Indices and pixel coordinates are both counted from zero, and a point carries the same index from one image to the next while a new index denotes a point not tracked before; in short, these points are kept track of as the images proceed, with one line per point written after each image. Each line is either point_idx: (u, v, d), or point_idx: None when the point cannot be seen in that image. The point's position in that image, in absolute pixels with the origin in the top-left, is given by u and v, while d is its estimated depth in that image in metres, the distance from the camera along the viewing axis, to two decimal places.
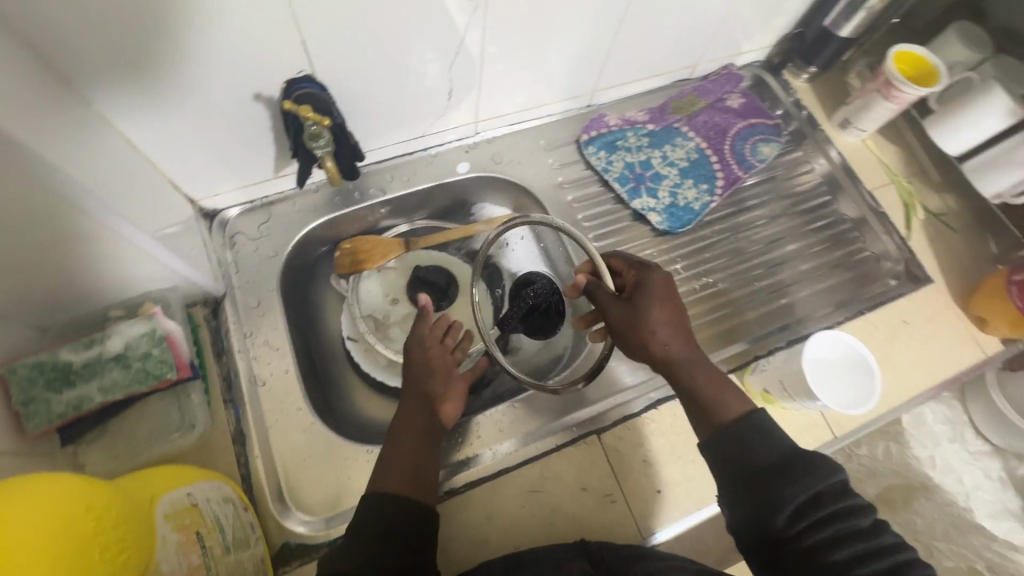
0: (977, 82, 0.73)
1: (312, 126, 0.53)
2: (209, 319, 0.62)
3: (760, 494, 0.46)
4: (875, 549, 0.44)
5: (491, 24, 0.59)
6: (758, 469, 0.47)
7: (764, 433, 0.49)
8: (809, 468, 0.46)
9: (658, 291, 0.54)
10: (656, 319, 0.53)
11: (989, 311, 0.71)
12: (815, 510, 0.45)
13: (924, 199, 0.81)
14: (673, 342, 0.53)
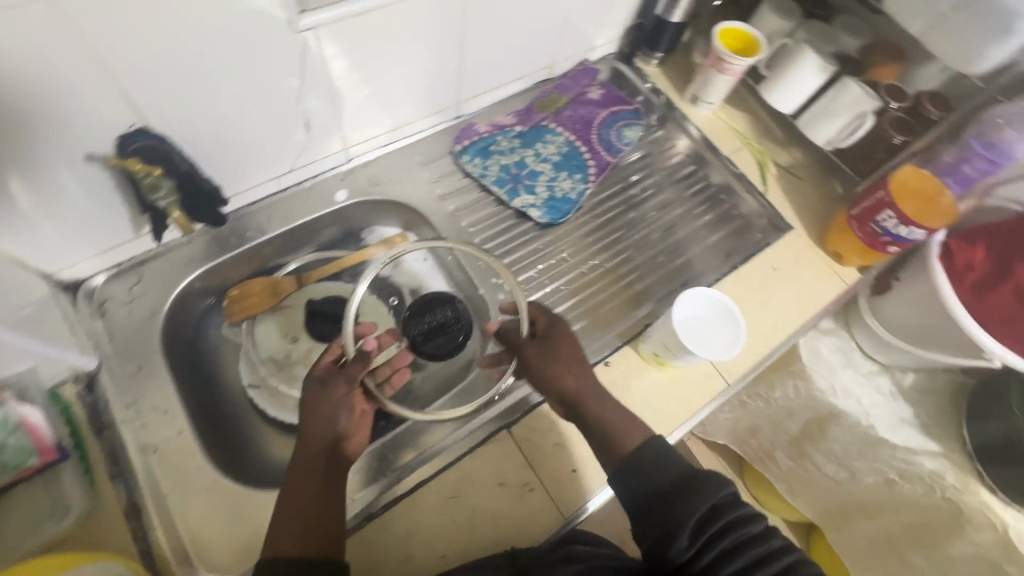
0: (791, 47, 0.82)
1: (145, 178, 0.54)
2: (84, 395, 0.59)
3: (661, 519, 0.51)
4: (765, 554, 0.49)
5: (329, 54, 0.60)
6: (660, 493, 0.52)
7: (663, 454, 0.54)
8: (700, 486, 0.51)
9: (559, 330, 0.61)
10: (562, 356, 0.59)
11: (841, 245, 0.79)
12: (712, 525, 0.49)
13: (774, 156, 0.89)
14: (580, 377, 0.59)
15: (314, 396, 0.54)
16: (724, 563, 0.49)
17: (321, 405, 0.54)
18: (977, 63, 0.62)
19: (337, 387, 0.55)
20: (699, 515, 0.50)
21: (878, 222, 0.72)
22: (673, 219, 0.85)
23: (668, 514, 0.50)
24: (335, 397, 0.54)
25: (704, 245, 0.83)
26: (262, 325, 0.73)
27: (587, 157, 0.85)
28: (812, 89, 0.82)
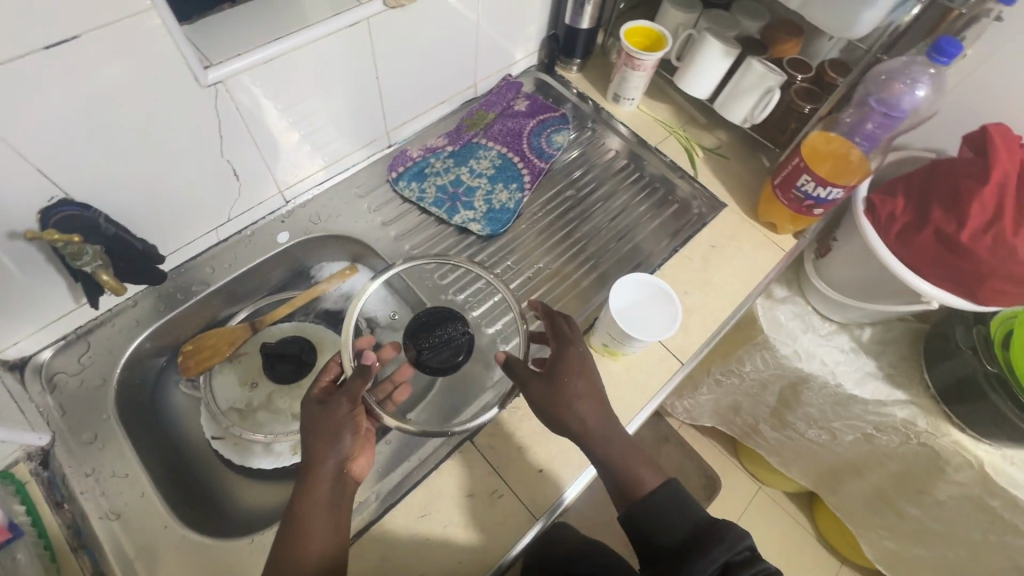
0: (696, 36, 0.86)
1: (67, 247, 0.54)
2: (38, 471, 0.58)
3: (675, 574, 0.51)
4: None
5: (245, 104, 0.62)
6: (675, 547, 0.52)
7: (676, 501, 0.55)
8: (711, 537, 0.51)
9: (575, 365, 0.59)
10: (575, 393, 0.58)
11: (773, 215, 0.82)
12: None
13: (700, 140, 0.93)
14: (592, 412, 0.58)
15: (318, 419, 0.55)
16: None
17: (325, 426, 0.54)
18: (854, 28, 0.66)
19: (339, 407, 0.55)
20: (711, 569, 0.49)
21: (799, 187, 0.75)
22: (613, 213, 0.88)
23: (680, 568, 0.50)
24: (338, 417, 0.54)
25: (645, 234, 0.85)
26: (220, 376, 0.74)
27: (521, 166, 0.88)
28: (721, 72, 0.86)
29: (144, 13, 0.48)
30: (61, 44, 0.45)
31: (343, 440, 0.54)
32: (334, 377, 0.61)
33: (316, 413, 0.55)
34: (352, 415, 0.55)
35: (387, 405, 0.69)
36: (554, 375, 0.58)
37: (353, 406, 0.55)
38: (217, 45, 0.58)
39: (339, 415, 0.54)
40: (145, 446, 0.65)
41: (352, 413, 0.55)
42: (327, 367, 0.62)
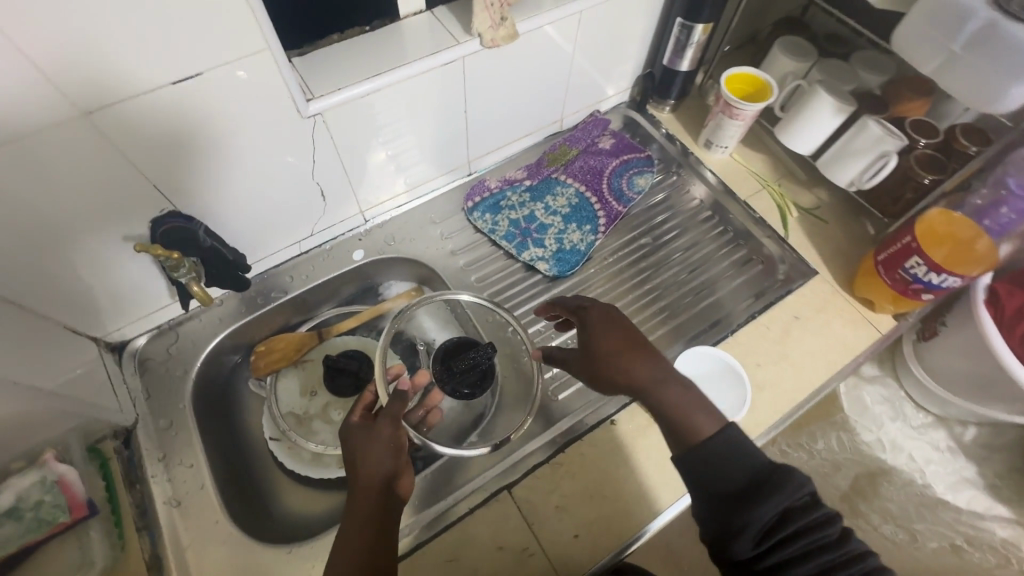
0: (806, 88, 0.80)
1: (168, 260, 0.58)
2: (120, 450, 0.64)
3: (729, 520, 0.46)
4: (835, 560, 0.45)
5: (338, 134, 0.65)
6: (729, 495, 0.46)
7: (736, 445, 0.48)
8: (775, 493, 0.45)
9: (600, 319, 0.57)
10: (607, 345, 0.55)
11: (871, 292, 0.74)
12: (784, 527, 0.45)
13: (796, 197, 0.86)
14: (630, 361, 0.53)
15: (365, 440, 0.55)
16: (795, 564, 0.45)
17: (368, 446, 0.54)
18: (1001, 102, 0.57)
19: (383, 425, 0.56)
20: (769, 521, 0.45)
21: (907, 268, 0.67)
22: (689, 266, 0.83)
23: (737, 519, 0.45)
24: (384, 435, 0.55)
25: (721, 294, 0.80)
26: (284, 380, 0.78)
27: (597, 208, 0.86)
28: (829, 129, 0.79)
29: (261, 53, 0.52)
30: (188, 79, 0.50)
31: (390, 459, 0.54)
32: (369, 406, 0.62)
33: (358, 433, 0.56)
34: (395, 432, 0.56)
35: (422, 427, 0.69)
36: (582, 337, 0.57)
37: (396, 426, 0.56)
38: (321, 79, 0.62)
39: (383, 433, 0.55)
40: (212, 438, 0.70)
41: (396, 432, 0.56)
42: (361, 398, 0.62)
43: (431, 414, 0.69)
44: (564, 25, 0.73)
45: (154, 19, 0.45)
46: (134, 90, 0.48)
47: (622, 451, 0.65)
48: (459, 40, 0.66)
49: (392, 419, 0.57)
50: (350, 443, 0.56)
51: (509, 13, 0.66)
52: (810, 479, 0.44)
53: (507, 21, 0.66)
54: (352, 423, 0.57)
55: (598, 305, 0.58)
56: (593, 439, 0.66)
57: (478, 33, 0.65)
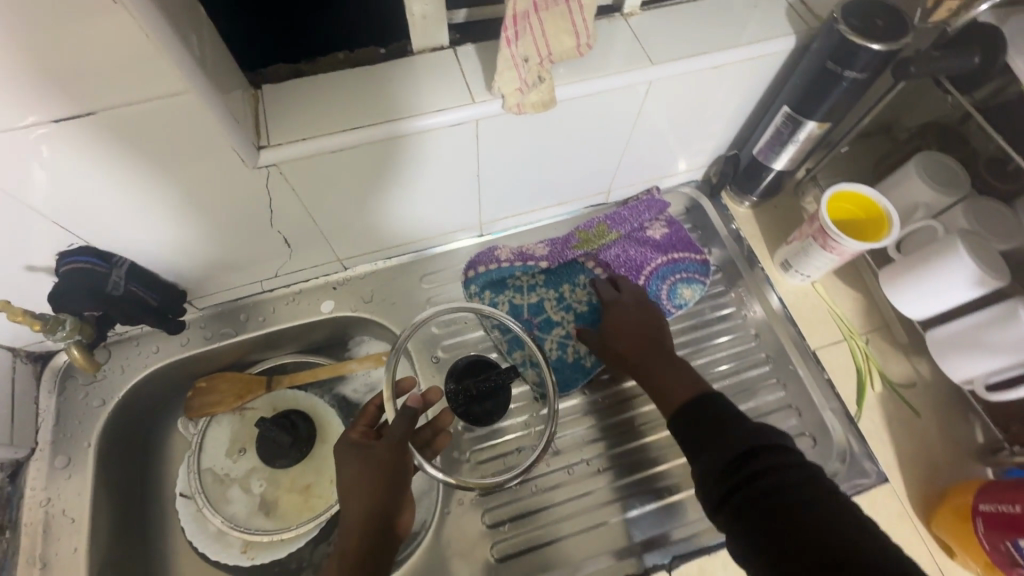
0: (941, 235, 0.58)
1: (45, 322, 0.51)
2: (3, 484, 0.57)
3: (705, 452, 0.47)
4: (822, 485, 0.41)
5: (303, 186, 0.53)
6: (700, 432, 0.49)
7: (717, 404, 0.50)
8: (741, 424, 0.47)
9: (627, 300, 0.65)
10: (620, 325, 0.62)
11: (956, 540, 0.54)
12: (752, 462, 0.43)
13: (885, 364, 0.65)
14: (640, 341, 0.61)
15: (353, 468, 0.49)
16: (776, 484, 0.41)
17: (362, 468, 0.48)
18: None
19: (383, 449, 0.49)
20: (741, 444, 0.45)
21: None
22: None
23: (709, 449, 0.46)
24: (384, 460, 0.49)
25: None
26: (217, 427, 0.69)
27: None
28: (957, 301, 0.58)
29: (179, 95, 0.39)
30: (80, 117, 0.39)
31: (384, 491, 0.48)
32: (371, 423, 0.56)
33: (352, 455, 0.50)
34: (398, 452, 0.50)
35: (428, 452, 0.57)
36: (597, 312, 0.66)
37: (398, 450, 0.50)
38: (287, 121, 0.50)
39: (381, 459, 0.49)
40: (114, 484, 0.62)
41: (399, 457, 0.50)
42: (363, 412, 0.56)
43: (441, 436, 0.58)
44: (625, 94, 0.56)
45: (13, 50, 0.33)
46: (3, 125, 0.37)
47: None
48: (476, 97, 0.51)
49: (393, 441, 0.50)
50: (343, 460, 0.50)
51: (550, 72, 0.50)
52: (779, 425, 0.45)
53: (544, 83, 0.50)
54: (345, 439, 0.52)
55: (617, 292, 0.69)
56: None
57: (500, 93, 0.50)
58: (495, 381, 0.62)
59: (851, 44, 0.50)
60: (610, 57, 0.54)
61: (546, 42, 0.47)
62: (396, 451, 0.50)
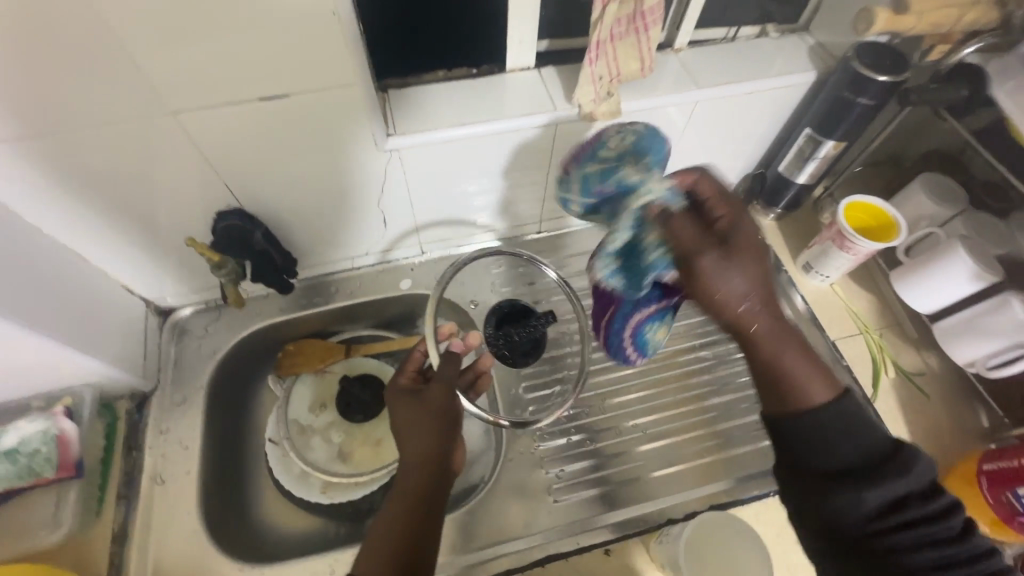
0: (942, 240, 0.68)
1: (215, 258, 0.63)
2: (131, 412, 0.66)
3: (851, 498, 0.41)
4: (977, 554, 0.40)
5: (411, 171, 0.65)
6: (847, 466, 0.42)
7: (858, 415, 0.43)
8: (898, 467, 0.41)
9: (736, 235, 0.43)
10: (736, 281, 0.41)
11: (965, 502, 0.61)
12: (898, 513, 0.41)
13: (897, 355, 0.74)
14: (752, 294, 0.41)
15: (409, 411, 0.55)
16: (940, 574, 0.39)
17: (418, 414, 0.54)
18: None
19: (435, 396, 0.55)
20: (892, 497, 0.41)
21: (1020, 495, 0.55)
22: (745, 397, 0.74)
23: (854, 496, 0.41)
24: (435, 403, 0.55)
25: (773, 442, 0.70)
26: (300, 386, 0.77)
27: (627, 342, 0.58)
28: (958, 294, 0.67)
29: (349, 87, 0.52)
30: (274, 98, 0.51)
31: (438, 430, 0.53)
32: (418, 367, 0.61)
33: (406, 401, 0.55)
34: (450, 399, 0.55)
35: (471, 392, 0.63)
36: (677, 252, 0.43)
37: (448, 395, 0.55)
38: (406, 116, 0.62)
39: (433, 406, 0.54)
40: (217, 424, 0.71)
41: (448, 401, 0.55)
42: (410, 356, 0.61)
43: (481, 378, 0.64)
44: (674, 111, 0.68)
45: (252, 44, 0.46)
46: (221, 98, 0.49)
47: None
48: (557, 106, 0.64)
49: (442, 388, 0.56)
50: (396, 404, 0.56)
51: (617, 90, 0.62)
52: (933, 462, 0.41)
53: (612, 97, 0.62)
54: (394, 386, 0.58)
55: (755, 227, 0.44)
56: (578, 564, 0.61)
57: (578, 103, 0.62)
58: (531, 331, 0.68)
59: (864, 76, 0.61)
60: (663, 82, 0.67)
61: (617, 64, 0.60)
62: (445, 396, 0.55)
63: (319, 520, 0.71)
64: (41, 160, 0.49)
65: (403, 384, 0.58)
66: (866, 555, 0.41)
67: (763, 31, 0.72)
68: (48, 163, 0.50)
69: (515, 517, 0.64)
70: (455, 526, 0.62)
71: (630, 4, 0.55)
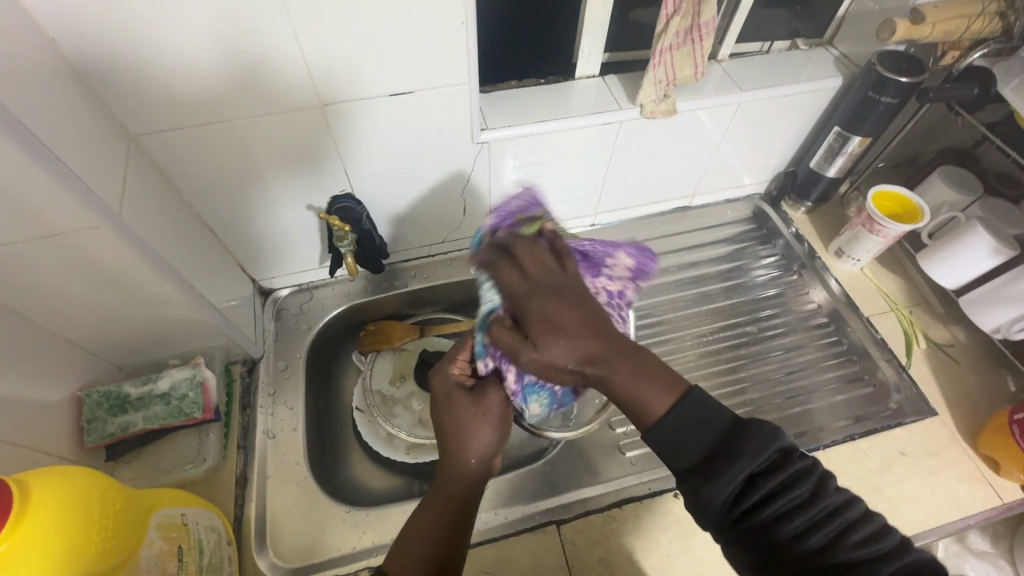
0: (963, 222, 0.77)
1: (338, 231, 0.70)
2: (244, 375, 0.75)
3: (703, 490, 0.42)
4: (834, 510, 0.40)
5: (495, 163, 0.75)
6: (694, 459, 0.43)
7: (702, 405, 0.44)
8: (737, 449, 0.42)
9: (529, 292, 0.47)
10: (553, 347, 0.44)
11: (999, 452, 0.68)
12: (757, 489, 0.41)
13: (927, 329, 0.82)
14: (579, 352, 0.44)
15: (459, 415, 0.53)
16: (795, 538, 0.40)
17: (476, 418, 0.53)
18: None
19: (494, 401, 0.54)
20: (738, 480, 0.41)
21: None
22: (789, 367, 0.81)
23: (702, 488, 0.42)
24: (488, 410, 0.53)
25: (818, 406, 0.76)
26: (381, 361, 0.84)
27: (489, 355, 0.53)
28: (980, 268, 0.75)
29: (459, 85, 0.63)
30: (401, 94, 0.62)
31: (488, 438, 0.53)
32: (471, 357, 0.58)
33: (462, 399, 0.54)
34: (506, 407, 0.55)
35: None
36: (518, 311, 0.47)
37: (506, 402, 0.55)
38: (494, 115, 0.72)
39: (492, 413, 0.53)
40: (312, 391, 0.79)
41: (502, 408, 0.54)
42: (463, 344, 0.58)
43: None
44: (720, 112, 0.78)
45: (393, 50, 0.57)
46: (357, 94, 0.60)
47: (677, 527, 0.65)
48: (622, 106, 0.74)
49: (501, 396, 0.54)
50: (444, 402, 0.55)
51: (673, 92, 0.72)
52: (773, 427, 0.42)
53: (669, 99, 0.72)
54: (443, 381, 0.56)
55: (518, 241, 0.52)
56: (651, 506, 0.67)
57: (641, 103, 0.73)
58: None
59: (887, 78, 0.71)
60: (709, 87, 0.77)
61: (674, 70, 0.70)
62: (497, 405, 0.54)
63: (404, 478, 0.77)
64: (212, 143, 0.60)
65: (453, 378, 0.56)
66: (737, 538, 0.42)
67: (794, 44, 0.83)
68: (215, 148, 0.61)
69: (591, 469, 0.70)
70: (536, 476, 0.69)
71: (688, 18, 0.66)
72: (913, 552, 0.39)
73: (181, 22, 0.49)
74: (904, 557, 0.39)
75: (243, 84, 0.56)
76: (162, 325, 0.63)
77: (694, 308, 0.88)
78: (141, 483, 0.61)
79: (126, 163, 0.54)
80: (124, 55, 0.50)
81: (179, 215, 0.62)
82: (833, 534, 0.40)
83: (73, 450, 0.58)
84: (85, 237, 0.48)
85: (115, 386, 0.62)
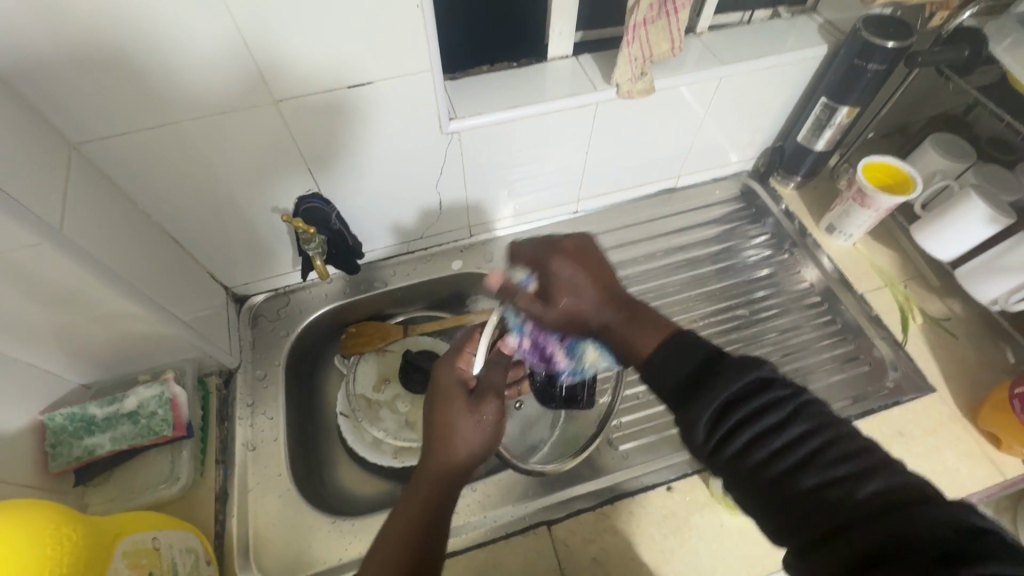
0: (957, 191, 0.74)
1: (303, 233, 0.67)
2: (220, 388, 0.72)
3: (681, 415, 0.42)
4: (817, 433, 0.38)
5: (468, 152, 0.72)
6: (672, 394, 0.44)
7: (685, 340, 0.45)
8: (716, 373, 0.42)
9: (546, 257, 0.55)
10: (566, 299, 0.54)
11: (999, 427, 0.66)
12: (735, 413, 0.40)
13: (923, 303, 0.79)
14: (588, 304, 0.54)
15: (449, 409, 0.51)
16: (770, 460, 0.38)
17: (467, 422, 0.50)
18: None
19: (490, 407, 0.51)
20: (713, 406, 0.41)
21: None
22: (782, 350, 0.78)
23: (682, 420, 0.42)
24: (486, 414, 0.51)
25: (814, 388, 0.74)
26: (364, 363, 0.81)
27: (526, 334, 0.57)
28: (975, 238, 0.72)
29: (421, 73, 0.60)
30: (360, 86, 0.59)
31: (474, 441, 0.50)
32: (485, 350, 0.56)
33: (458, 396, 0.52)
34: (501, 419, 0.52)
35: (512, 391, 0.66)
36: (540, 274, 0.55)
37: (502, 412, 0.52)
38: (463, 102, 0.69)
39: (486, 420, 0.51)
40: (292, 399, 0.77)
41: (497, 412, 0.51)
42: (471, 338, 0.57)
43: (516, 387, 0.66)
44: (703, 88, 0.74)
45: (348, 41, 0.54)
46: (312, 88, 0.57)
47: (672, 522, 0.63)
48: (598, 87, 0.71)
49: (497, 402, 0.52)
50: (436, 390, 0.53)
51: (650, 69, 0.69)
52: (755, 356, 0.41)
53: (646, 76, 0.69)
54: (440, 371, 0.54)
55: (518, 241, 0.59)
56: (645, 501, 0.65)
57: (616, 83, 0.69)
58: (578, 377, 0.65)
59: (873, 44, 0.67)
60: (689, 61, 0.74)
61: (649, 46, 0.66)
62: (496, 408, 0.51)
63: (392, 483, 0.75)
64: (161, 148, 0.57)
65: (455, 367, 0.54)
66: (720, 468, 0.41)
67: (776, 13, 0.80)
68: (166, 153, 0.57)
69: (583, 467, 0.68)
70: (526, 476, 0.67)
71: None
72: (900, 469, 0.36)
73: (116, 21, 0.46)
74: (891, 475, 0.36)
75: (188, 84, 0.52)
76: (127, 339, 0.60)
77: (685, 293, 0.85)
78: (114, 506, 0.59)
79: (68, 175, 0.51)
80: (55, 58, 0.46)
81: (133, 225, 0.59)
82: (811, 456, 0.38)
83: (38, 477, 0.56)
84: (24, 255, 0.45)
85: (80, 408, 0.59)
